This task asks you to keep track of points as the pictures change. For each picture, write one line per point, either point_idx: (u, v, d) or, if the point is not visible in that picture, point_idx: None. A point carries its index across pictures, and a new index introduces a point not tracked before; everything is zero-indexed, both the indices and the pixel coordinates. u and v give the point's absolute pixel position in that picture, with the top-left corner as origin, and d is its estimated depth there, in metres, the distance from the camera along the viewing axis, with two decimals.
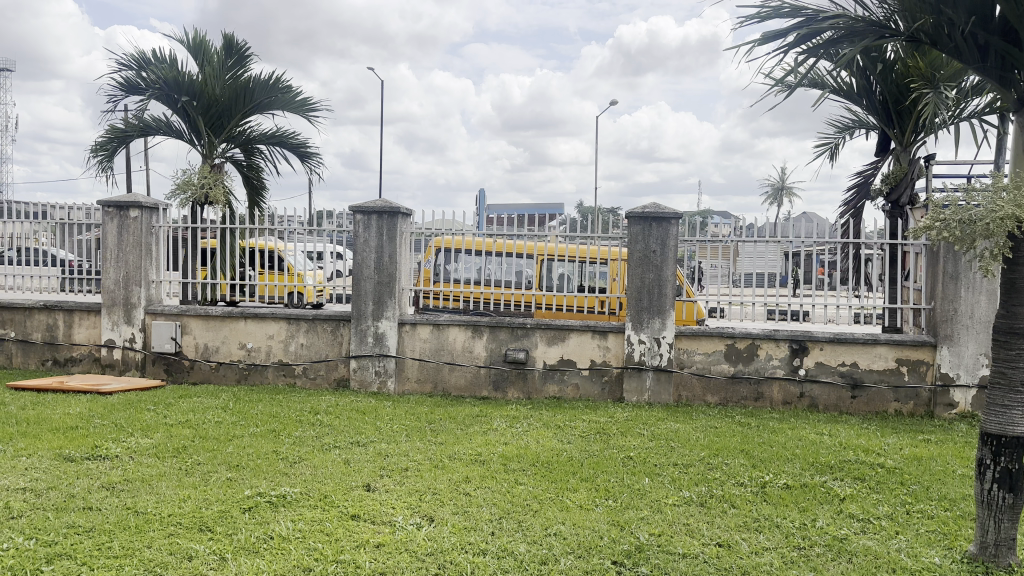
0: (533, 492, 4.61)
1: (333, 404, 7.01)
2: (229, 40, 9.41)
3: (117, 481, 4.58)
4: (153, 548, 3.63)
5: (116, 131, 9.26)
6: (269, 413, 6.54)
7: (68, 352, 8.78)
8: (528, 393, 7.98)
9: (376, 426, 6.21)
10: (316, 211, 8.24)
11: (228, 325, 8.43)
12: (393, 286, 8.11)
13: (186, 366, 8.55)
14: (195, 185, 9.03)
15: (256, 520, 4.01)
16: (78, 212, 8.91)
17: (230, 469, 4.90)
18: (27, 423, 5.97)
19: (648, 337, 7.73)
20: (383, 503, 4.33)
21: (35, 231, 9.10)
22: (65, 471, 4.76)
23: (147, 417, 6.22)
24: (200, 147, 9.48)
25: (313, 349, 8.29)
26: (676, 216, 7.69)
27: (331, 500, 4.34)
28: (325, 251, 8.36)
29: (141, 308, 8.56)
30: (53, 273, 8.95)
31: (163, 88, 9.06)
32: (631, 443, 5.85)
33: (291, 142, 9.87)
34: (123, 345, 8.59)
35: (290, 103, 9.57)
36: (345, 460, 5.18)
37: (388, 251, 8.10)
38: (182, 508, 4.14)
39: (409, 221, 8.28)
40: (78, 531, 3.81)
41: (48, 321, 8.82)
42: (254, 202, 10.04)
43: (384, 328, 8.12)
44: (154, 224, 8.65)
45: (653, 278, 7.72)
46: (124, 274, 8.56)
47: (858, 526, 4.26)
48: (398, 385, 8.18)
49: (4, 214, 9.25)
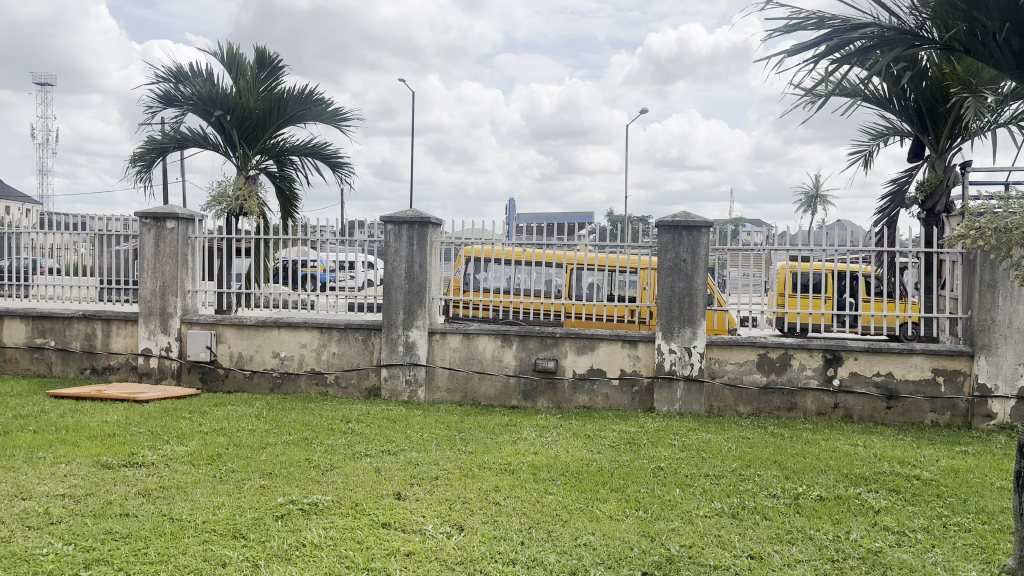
0: (563, 502, 4.61)
1: (365, 413, 7.06)
2: (262, 53, 9.59)
3: (154, 488, 4.67)
4: (187, 554, 3.70)
5: (153, 144, 9.46)
6: (302, 421, 6.62)
7: (106, 361, 8.98)
8: (557, 402, 7.97)
9: (407, 435, 6.25)
10: (348, 221, 8.34)
11: (262, 334, 8.55)
12: (423, 295, 8.16)
13: (221, 375, 8.68)
14: (230, 197, 9.18)
15: (289, 527, 4.07)
16: (116, 223, 9.10)
17: (264, 477, 4.97)
18: (66, 430, 6.12)
19: (679, 346, 7.69)
20: (414, 511, 4.35)
21: (75, 243, 9.31)
22: (103, 478, 4.87)
23: (183, 425, 6.33)
24: (235, 159, 9.65)
25: (344, 357, 8.38)
26: (706, 224, 7.62)
27: (362, 508, 4.37)
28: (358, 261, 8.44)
29: (177, 318, 8.73)
30: (91, 283, 9.15)
31: (198, 102, 9.26)
32: (662, 454, 5.81)
33: (323, 153, 10.01)
34: (159, 354, 8.76)
35: (322, 114, 9.72)
36: (376, 468, 5.22)
37: (418, 261, 8.16)
38: (216, 515, 4.21)
39: (439, 231, 8.37)
40: (115, 537, 3.89)
41: (87, 331, 9.02)
42: (287, 213, 10.19)
43: (414, 337, 8.17)
44: (190, 235, 8.85)
45: (683, 287, 7.67)
46: (161, 284, 8.74)
47: (893, 539, 4.19)
48: (428, 394, 8.22)
49: (44, 225, 9.47)
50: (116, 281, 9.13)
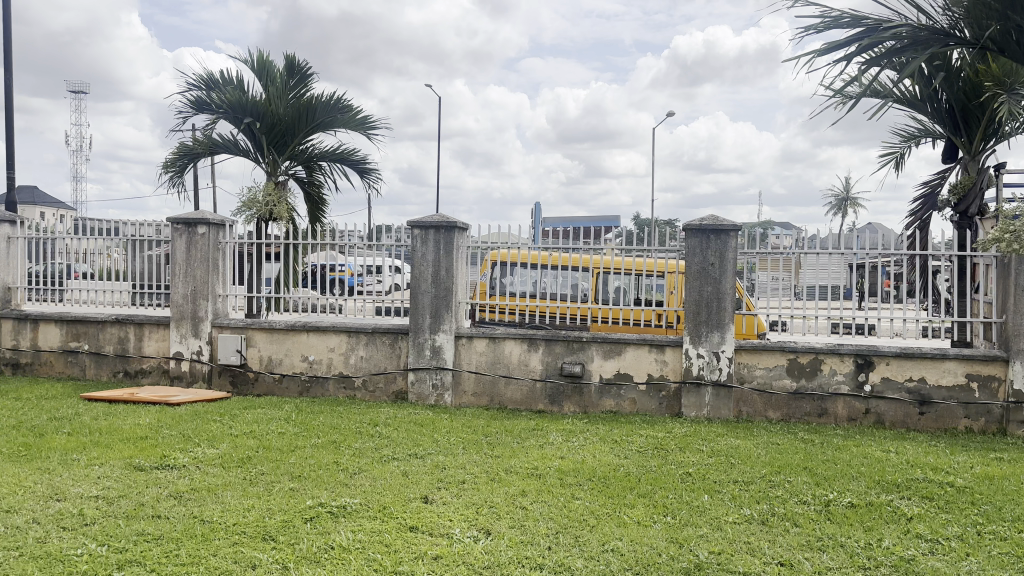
0: (590, 507, 4.58)
1: (392, 416, 7.10)
2: (291, 60, 9.69)
3: (185, 490, 4.73)
4: (218, 556, 3.74)
5: (184, 150, 9.62)
6: (330, 424, 6.67)
7: (138, 364, 9.12)
8: (584, 407, 7.94)
9: (434, 438, 6.27)
10: (375, 226, 8.38)
11: (291, 338, 8.64)
12: (450, 299, 8.18)
13: (251, 378, 8.78)
14: (259, 203, 9.29)
15: (318, 530, 4.10)
16: (148, 228, 9.29)
17: (293, 479, 5.02)
18: (100, 432, 6.23)
19: (707, 351, 7.62)
20: (441, 515, 4.36)
21: (108, 248, 9.48)
22: (135, 480, 4.94)
23: (213, 428, 6.41)
24: (264, 165, 9.77)
25: (372, 361, 8.43)
26: (735, 227, 7.56)
27: (389, 511, 4.39)
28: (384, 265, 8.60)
29: (208, 322, 8.84)
30: (123, 288, 9.31)
31: (228, 109, 9.39)
32: (690, 460, 5.76)
33: (351, 158, 10.09)
34: (190, 357, 8.88)
35: (350, 121, 9.79)
36: (403, 471, 5.24)
37: (445, 266, 8.19)
38: (247, 517, 4.25)
39: (465, 236, 8.39)
40: (147, 539, 3.95)
41: (120, 334, 9.18)
42: (315, 218, 10.27)
43: (441, 341, 8.20)
44: (221, 240, 8.98)
45: (711, 291, 7.61)
46: (192, 289, 8.86)
47: (926, 547, 4.11)
48: (455, 398, 8.24)
49: (77, 230, 9.61)
50: (148, 286, 9.27)
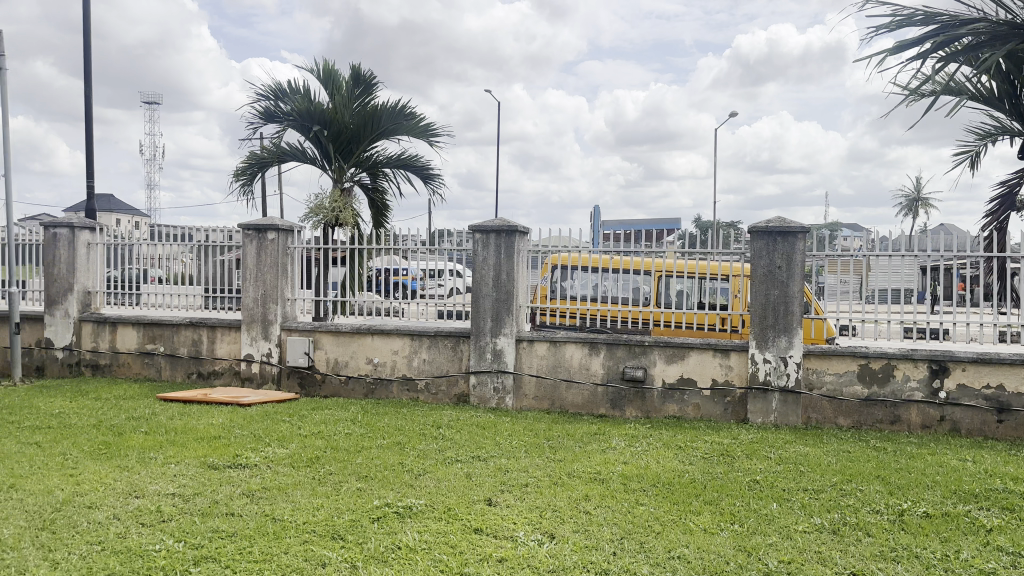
0: (655, 514, 4.54)
1: (455, 419, 7.16)
2: (357, 71, 9.91)
3: (257, 489, 4.88)
4: (289, 554, 3.84)
5: (255, 159, 9.92)
6: (395, 426, 6.78)
7: (211, 366, 9.43)
8: (647, 412, 7.87)
9: (496, 442, 6.30)
10: (434, 230, 8.56)
11: (356, 341, 8.81)
12: (511, 303, 8.21)
13: (318, 380, 8.99)
14: (325, 209, 9.53)
15: (384, 529, 4.17)
16: (218, 234, 9.61)
17: (360, 480, 5.12)
18: (176, 432, 6.46)
19: (774, 356, 7.47)
20: (505, 518, 4.39)
21: (180, 253, 9.83)
22: (210, 478, 5.12)
23: (283, 428, 6.59)
24: (331, 172, 9.96)
25: (434, 364, 8.53)
26: (803, 230, 7.38)
27: (454, 513, 4.44)
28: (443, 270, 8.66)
29: (278, 325, 9.09)
30: (195, 292, 9.68)
31: (297, 118, 9.66)
32: (757, 467, 5.65)
33: (414, 164, 10.24)
34: (260, 359, 9.15)
35: (413, 128, 9.97)
36: (467, 474, 5.29)
37: (506, 270, 8.23)
38: (316, 516, 4.36)
39: (526, 240, 8.41)
40: (222, 536, 4.09)
41: (193, 337, 9.51)
42: (378, 223, 10.46)
43: (502, 345, 8.25)
44: (289, 245, 9.23)
45: (778, 295, 7.45)
46: (262, 293, 9.13)
47: (1008, 560, 3.93)
48: (516, 402, 8.27)
49: (152, 236, 10.00)
50: (219, 290, 9.61)
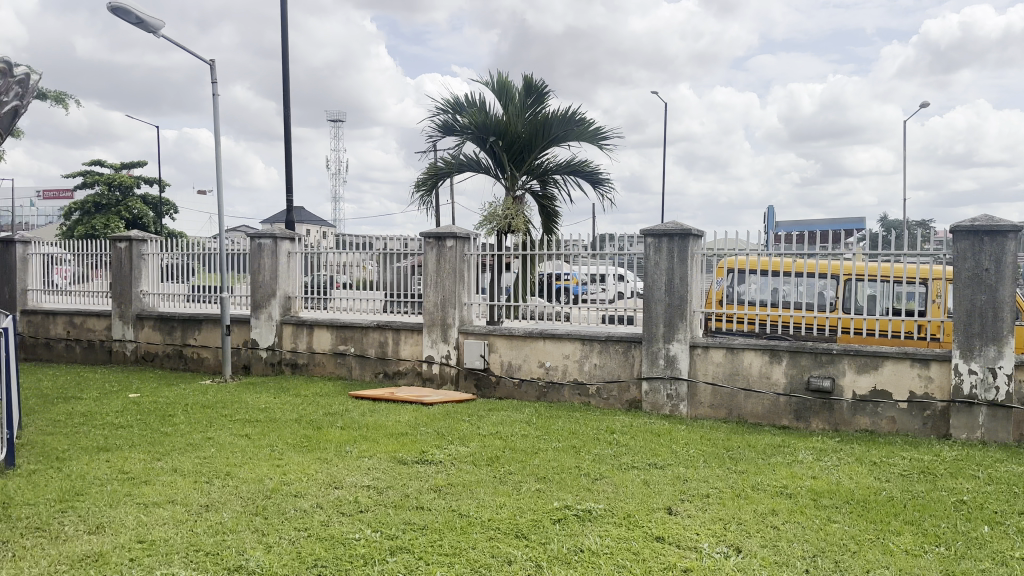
0: (850, 532, 4.27)
1: (628, 425, 7.12)
2: (530, 81, 10.13)
3: (443, 485, 5.11)
4: (477, 549, 3.99)
5: (434, 171, 10.42)
6: (570, 429, 6.85)
7: (396, 366, 10.02)
8: (834, 425, 7.42)
9: (673, 449, 6.19)
10: (598, 235, 8.52)
11: (529, 345, 8.99)
12: (685, 309, 8.05)
13: (493, 382, 9.27)
14: (499, 216, 9.80)
15: (566, 531, 4.23)
16: (395, 242, 10.22)
17: (539, 481, 5.22)
18: (367, 428, 6.91)
19: (981, 367, 6.79)
20: (686, 527, 4.31)
21: (362, 261, 10.45)
22: (400, 473, 5.43)
23: (463, 427, 6.86)
24: (504, 180, 10.25)
25: (605, 369, 8.53)
26: (1015, 228, 6.66)
27: (634, 519, 4.42)
28: (606, 273, 8.67)
29: (455, 328, 9.49)
30: (377, 297, 10.31)
31: (473, 130, 10.04)
32: (966, 487, 5.15)
33: (584, 170, 10.30)
34: (440, 361, 9.59)
35: (583, 134, 10.03)
36: (645, 481, 5.24)
37: (680, 274, 8.09)
38: (500, 514, 4.50)
39: (700, 243, 8.20)
40: (414, 528, 4.32)
41: (380, 339, 10.14)
42: (548, 229, 10.63)
43: (675, 351, 8.09)
44: (466, 252, 9.57)
45: (986, 300, 6.77)
46: (442, 298, 9.55)
47: None
48: (691, 409, 8.08)
49: (338, 245, 10.77)
50: (399, 291, 10.18)
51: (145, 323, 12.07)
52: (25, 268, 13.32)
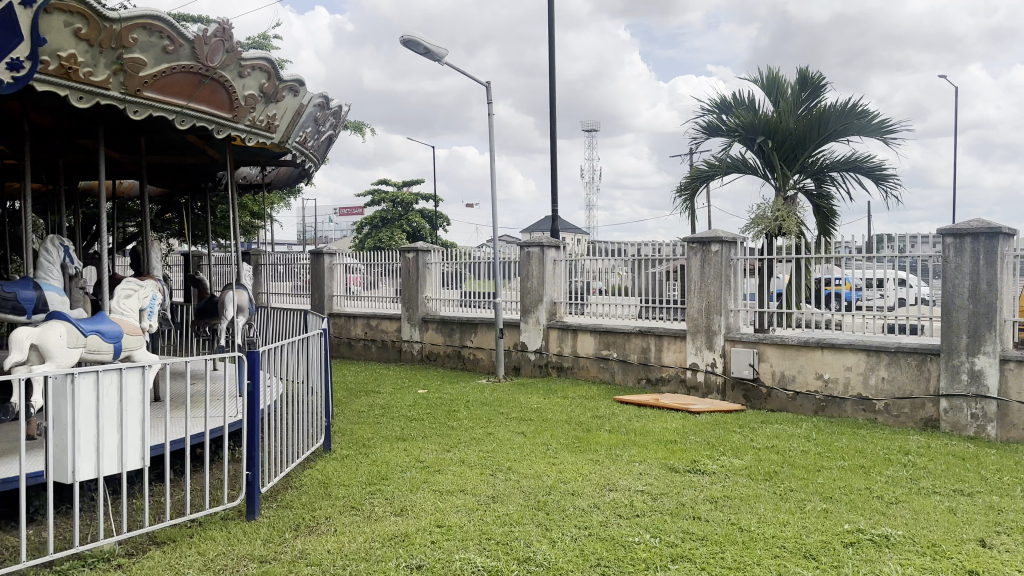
0: None
1: (925, 445, 6.39)
2: (804, 74, 9.59)
3: (719, 496, 4.97)
4: (762, 566, 3.82)
5: (699, 174, 10.20)
6: (855, 447, 6.31)
7: (660, 372, 9.97)
8: None
9: (985, 476, 5.43)
10: (873, 236, 7.92)
11: (804, 354, 8.43)
12: (994, 318, 7.09)
13: (763, 393, 8.83)
14: (768, 219, 9.29)
15: (861, 556, 3.89)
16: (647, 248, 10.25)
17: (823, 500, 4.87)
18: (636, 433, 6.94)
19: None
20: (1010, 566, 3.75)
21: (613, 267, 10.67)
22: (673, 480, 5.37)
23: (735, 438, 6.62)
24: (774, 181, 9.71)
25: (894, 384, 7.74)
26: None
27: (942, 551, 3.94)
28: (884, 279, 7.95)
29: (722, 335, 9.18)
30: (632, 302, 10.48)
31: (741, 130, 9.68)
32: None
33: (866, 165, 9.46)
34: (706, 368, 9.38)
35: (867, 126, 9.25)
36: (952, 509, 4.66)
37: (986, 278, 7.13)
38: (784, 531, 4.26)
39: (1010, 242, 7.19)
40: (693, 537, 4.25)
41: (643, 345, 10.14)
42: (824, 231, 9.89)
43: (982, 366, 7.14)
44: (732, 257, 9.24)
45: None
46: (707, 304, 9.33)
47: None
48: (1000, 432, 7.09)
49: (589, 251, 11.05)
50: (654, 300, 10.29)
51: (428, 326, 13.24)
52: (332, 275, 15.26)
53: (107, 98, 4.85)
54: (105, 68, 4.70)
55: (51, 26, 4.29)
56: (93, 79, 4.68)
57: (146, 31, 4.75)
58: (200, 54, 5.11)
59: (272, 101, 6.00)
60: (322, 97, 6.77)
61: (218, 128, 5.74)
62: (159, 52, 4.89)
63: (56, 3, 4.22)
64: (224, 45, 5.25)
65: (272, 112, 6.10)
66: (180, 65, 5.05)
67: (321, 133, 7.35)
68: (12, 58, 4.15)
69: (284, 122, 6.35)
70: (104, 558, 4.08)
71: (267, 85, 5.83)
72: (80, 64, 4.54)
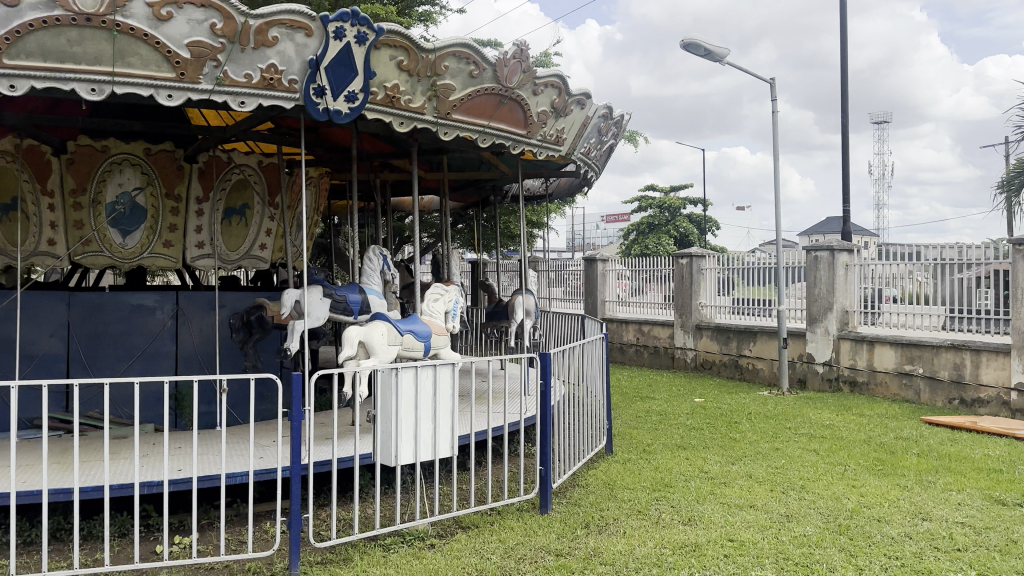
0: None
1: None
2: None
3: None
4: None
5: None
6: None
7: (976, 393, 8.86)
8: None
9: None
10: None
11: None
12: None
13: None
14: None
15: None
16: (951, 251, 9.16)
17: None
18: (949, 458, 6.16)
19: None
20: None
21: (912, 272, 9.62)
22: (1001, 514, 4.68)
23: None
24: None
25: None
26: None
27: None
28: None
29: None
30: (937, 312, 9.38)
31: None
32: None
33: None
34: None
35: None
36: None
37: None
38: None
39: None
40: None
41: (954, 360, 9.06)
42: None
43: None
44: None
45: None
46: None
47: None
48: None
49: (881, 255, 10.08)
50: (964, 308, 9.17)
51: (703, 333, 12.96)
52: (605, 282, 15.62)
53: (423, 122, 5.35)
54: (421, 94, 5.21)
55: (379, 60, 4.85)
56: (412, 105, 5.20)
57: (456, 58, 5.21)
58: (501, 75, 5.53)
59: (561, 115, 6.31)
60: (606, 108, 6.98)
61: (514, 145, 6.16)
62: (467, 76, 5.36)
63: (384, 39, 4.78)
64: (521, 66, 5.66)
65: (562, 126, 6.41)
66: (484, 87, 5.48)
67: (603, 142, 7.56)
68: (348, 91, 4.81)
69: (571, 135, 6.64)
70: (419, 536, 4.55)
71: (558, 100, 6.15)
72: (402, 92, 5.09)
